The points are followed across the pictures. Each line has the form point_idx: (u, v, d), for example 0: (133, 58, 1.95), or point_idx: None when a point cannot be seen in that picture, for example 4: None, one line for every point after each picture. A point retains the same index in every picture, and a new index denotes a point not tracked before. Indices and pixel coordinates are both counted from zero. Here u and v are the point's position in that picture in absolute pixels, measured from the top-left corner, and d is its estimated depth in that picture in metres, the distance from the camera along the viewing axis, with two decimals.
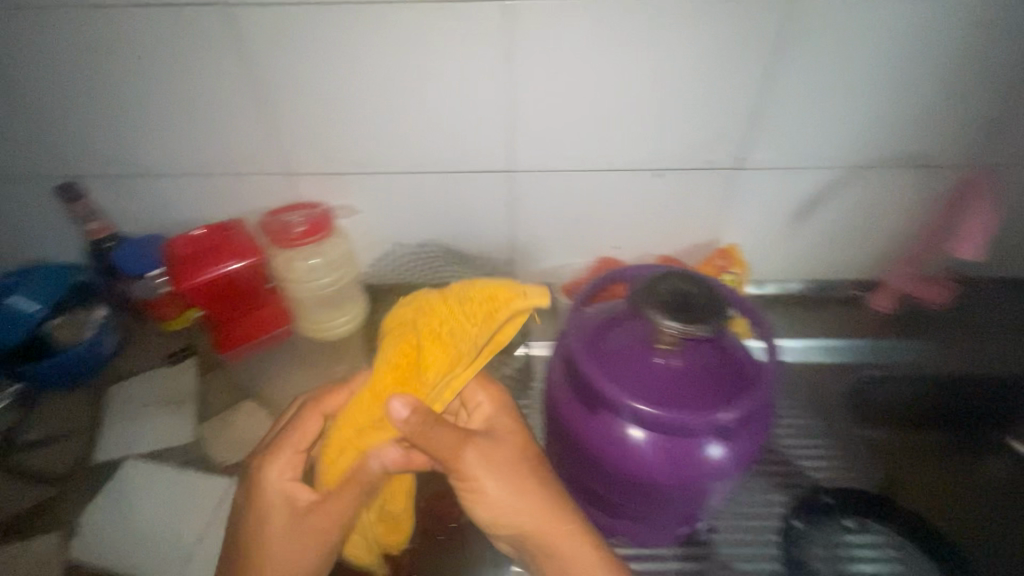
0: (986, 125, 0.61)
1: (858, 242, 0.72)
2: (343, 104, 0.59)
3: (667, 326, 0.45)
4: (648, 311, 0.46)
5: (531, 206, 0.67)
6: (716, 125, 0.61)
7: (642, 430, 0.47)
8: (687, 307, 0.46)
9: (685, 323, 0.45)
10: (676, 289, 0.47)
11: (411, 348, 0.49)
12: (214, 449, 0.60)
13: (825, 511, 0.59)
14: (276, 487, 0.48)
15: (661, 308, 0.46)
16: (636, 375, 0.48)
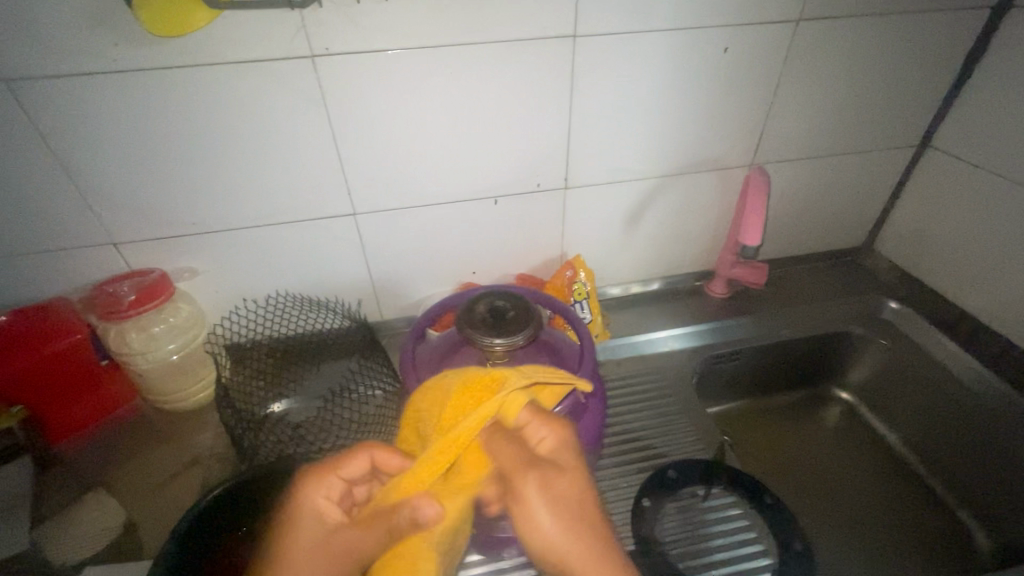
0: (761, 131, 0.72)
1: (687, 239, 0.82)
2: (164, 168, 0.58)
3: (491, 342, 0.50)
4: (472, 334, 0.51)
5: (382, 244, 0.70)
6: (538, 152, 0.66)
7: None
8: (502, 322, 0.52)
9: (506, 337, 0.51)
10: (492, 309, 0.53)
11: (477, 410, 0.44)
12: (57, 553, 0.52)
13: (674, 486, 0.64)
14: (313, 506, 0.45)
15: (480, 326, 0.52)
16: None
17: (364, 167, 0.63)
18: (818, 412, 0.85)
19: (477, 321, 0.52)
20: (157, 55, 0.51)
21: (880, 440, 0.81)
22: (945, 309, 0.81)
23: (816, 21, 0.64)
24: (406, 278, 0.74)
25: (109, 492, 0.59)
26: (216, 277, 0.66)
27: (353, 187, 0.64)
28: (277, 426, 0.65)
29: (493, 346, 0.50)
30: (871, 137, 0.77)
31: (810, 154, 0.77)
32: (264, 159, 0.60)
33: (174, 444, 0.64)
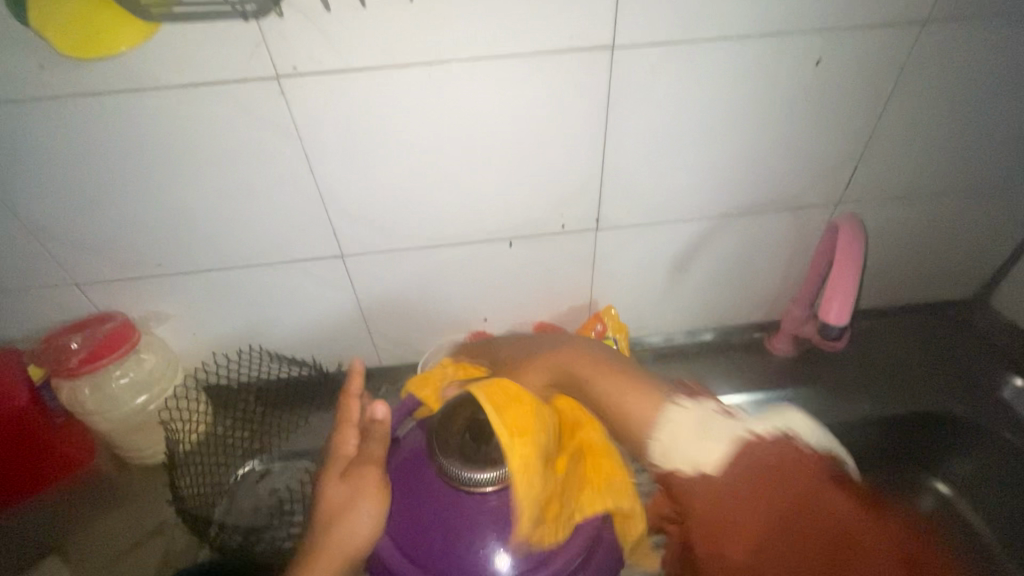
0: (854, 165, 0.56)
1: (747, 286, 0.67)
2: (119, 206, 0.50)
3: (479, 479, 0.45)
4: (440, 457, 0.46)
5: (374, 290, 0.60)
6: (561, 186, 0.54)
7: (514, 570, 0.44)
8: (476, 440, 0.47)
9: (492, 468, 0.45)
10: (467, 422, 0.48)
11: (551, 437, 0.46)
12: None
13: None
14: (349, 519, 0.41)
15: (455, 454, 0.46)
16: (469, 523, 0.45)
17: (349, 205, 0.52)
18: (905, 501, 0.65)
19: (455, 444, 0.47)
20: (91, 77, 0.42)
21: (987, 551, 0.61)
22: None
23: (945, 22, 0.47)
24: (407, 324, 0.64)
25: (63, 558, 0.54)
26: (188, 321, 0.58)
27: (339, 227, 0.54)
28: (256, 488, 0.59)
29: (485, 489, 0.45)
30: (1001, 171, 0.59)
31: (915, 191, 0.60)
32: (233, 196, 0.50)
33: (137, 504, 0.58)
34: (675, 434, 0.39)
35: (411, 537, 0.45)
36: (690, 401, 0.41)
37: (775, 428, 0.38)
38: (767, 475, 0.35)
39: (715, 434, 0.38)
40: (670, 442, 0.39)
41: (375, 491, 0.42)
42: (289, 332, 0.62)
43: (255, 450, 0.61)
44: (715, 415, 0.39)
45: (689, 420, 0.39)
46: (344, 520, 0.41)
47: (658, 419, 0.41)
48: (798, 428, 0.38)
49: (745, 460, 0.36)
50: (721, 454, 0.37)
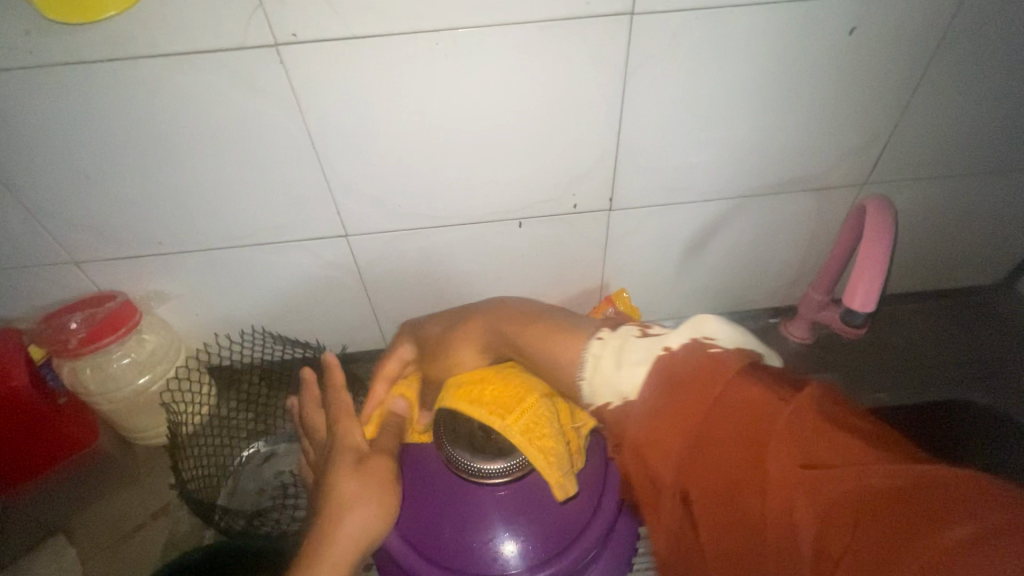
0: (883, 143, 0.53)
1: (764, 270, 0.65)
2: (117, 182, 0.48)
3: (489, 470, 0.44)
4: (450, 450, 0.46)
5: (380, 270, 0.58)
6: (573, 163, 0.51)
7: (524, 555, 0.43)
8: (484, 433, 0.47)
9: (505, 459, 0.45)
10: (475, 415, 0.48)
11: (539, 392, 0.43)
12: None
13: None
14: (353, 518, 0.39)
15: (463, 444, 0.46)
16: (476, 507, 0.44)
17: (352, 182, 0.50)
18: None
19: (464, 433, 0.47)
20: (81, 43, 0.40)
21: None
22: None
23: None
24: (413, 306, 0.62)
25: (69, 537, 0.54)
26: (191, 301, 0.57)
27: (343, 206, 0.52)
28: (258, 471, 0.59)
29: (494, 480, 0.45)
30: None
31: (947, 171, 0.57)
32: (233, 173, 0.49)
33: (141, 485, 0.57)
34: (597, 369, 0.36)
35: (418, 527, 0.44)
36: (607, 332, 0.37)
37: (693, 338, 0.32)
38: (681, 387, 0.30)
39: (633, 359, 0.34)
40: (598, 379, 0.36)
41: (378, 481, 0.42)
42: (292, 313, 0.61)
43: (257, 433, 0.61)
44: (642, 337, 0.35)
45: (610, 348, 0.36)
46: (346, 514, 0.38)
47: (583, 358, 0.37)
48: (722, 339, 0.32)
49: (662, 372, 0.32)
50: (640, 375, 0.33)
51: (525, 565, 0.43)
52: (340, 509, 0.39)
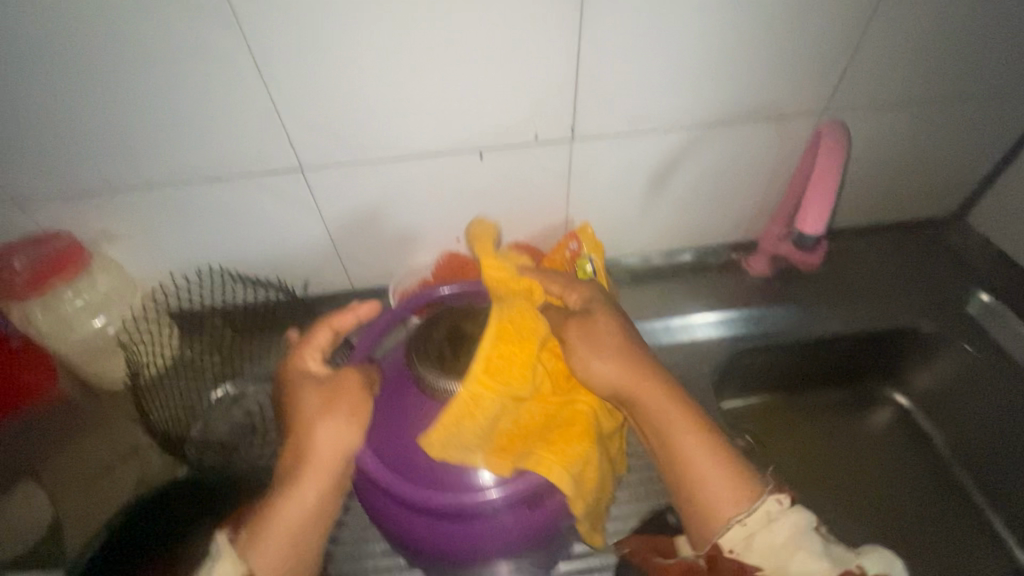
0: (841, 70, 0.53)
1: (728, 204, 0.65)
2: (52, 112, 0.46)
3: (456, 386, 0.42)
4: (417, 364, 0.43)
5: (341, 208, 0.57)
6: (532, 91, 0.50)
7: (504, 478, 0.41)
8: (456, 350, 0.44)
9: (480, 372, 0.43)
10: (447, 331, 0.46)
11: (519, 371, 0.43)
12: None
13: None
14: (324, 435, 0.40)
15: (433, 362, 0.43)
16: None
17: (302, 111, 0.49)
18: (863, 416, 0.71)
19: (434, 352, 0.44)
20: None
21: (937, 459, 0.67)
22: None
23: None
24: (379, 245, 0.62)
25: (37, 480, 0.53)
26: (142, 242, 0.55)
27: (295, 137, 0.50)
28: (229, 412, 0.58)
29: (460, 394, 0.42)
30: (992, 76, 0.56)
31: (905, 99, 0.57)
32: (178, 103, 0.47)
33: (108, 430, 0.57)
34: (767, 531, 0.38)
35: (396, 451, 0.42)
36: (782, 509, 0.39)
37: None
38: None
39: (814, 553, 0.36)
40: (760, 542, 0.38)
41: (354, 397, 0.42)
42: (254, 256, 0.60)
43: (225, 376, 0.60)
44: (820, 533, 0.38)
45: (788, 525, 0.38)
46: (315, 431, 0.40)
47: (751, 508, 0.39)
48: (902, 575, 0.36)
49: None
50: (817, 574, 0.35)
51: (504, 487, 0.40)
52: (312, 427, 0.40)
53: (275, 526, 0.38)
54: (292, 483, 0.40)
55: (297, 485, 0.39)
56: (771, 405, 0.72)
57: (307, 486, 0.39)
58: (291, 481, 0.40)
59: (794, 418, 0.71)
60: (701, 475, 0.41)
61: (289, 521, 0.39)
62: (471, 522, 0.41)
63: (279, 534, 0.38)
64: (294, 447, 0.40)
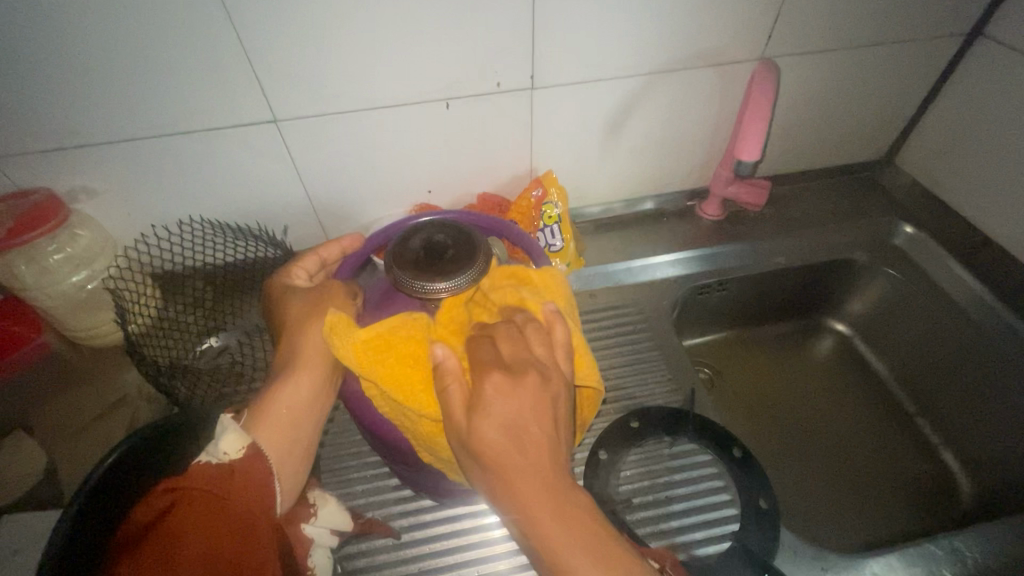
0: (775, 16, 0.58)
1: (680, 150, 0.70)
2: (21, 63, 0.46)
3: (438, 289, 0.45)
4: (395, 272, 0.46)
5: (314, 160, 0.59)
6: (494, 40, 0.54)
7: None
8: (433, 258, 0.47)
9: (454, 277, 0.45)
10: (423, 241, 0.48)
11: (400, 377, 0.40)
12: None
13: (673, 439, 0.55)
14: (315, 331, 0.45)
15: (409, 267, 0.46)
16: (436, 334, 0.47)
17: (274, 61, 0.51)
18: (808, 345, 0.78)
19: (410, 259, 0.47)
20: None
21: (872, 377, 0.74)
22: (966, 236, 0.71)
23: None
24: (353, 198, 0.64)
25: (27, 433, 0.55)
26: (120, 197, 0.57)
27: (268, 88, 0.53)
28: (215, 361, 0.61)
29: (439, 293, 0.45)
30: (911, 21, 0.62)
31: (834, 44, 0.62)
32: (151, 54, 0.48)
33: (95, 384, 0.58)
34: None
35: None
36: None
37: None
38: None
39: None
40: None
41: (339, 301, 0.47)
42: (230, 211, 0.62)
43: (209, 330, 0.62)
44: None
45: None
46: (306, 330, 0.45)
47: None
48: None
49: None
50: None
51: None
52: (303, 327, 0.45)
53: (274, 414, 0.42)
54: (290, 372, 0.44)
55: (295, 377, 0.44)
56: (726, 339, 0.78)
57: (303, 375, 0.44)
58: (289, 371, 0.44)
59: (747, 349, 0.78)
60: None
61: (288, 403, 0.43)
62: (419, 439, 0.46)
63: (278, 414, 0.43)
64: (289, 344, 0.45)
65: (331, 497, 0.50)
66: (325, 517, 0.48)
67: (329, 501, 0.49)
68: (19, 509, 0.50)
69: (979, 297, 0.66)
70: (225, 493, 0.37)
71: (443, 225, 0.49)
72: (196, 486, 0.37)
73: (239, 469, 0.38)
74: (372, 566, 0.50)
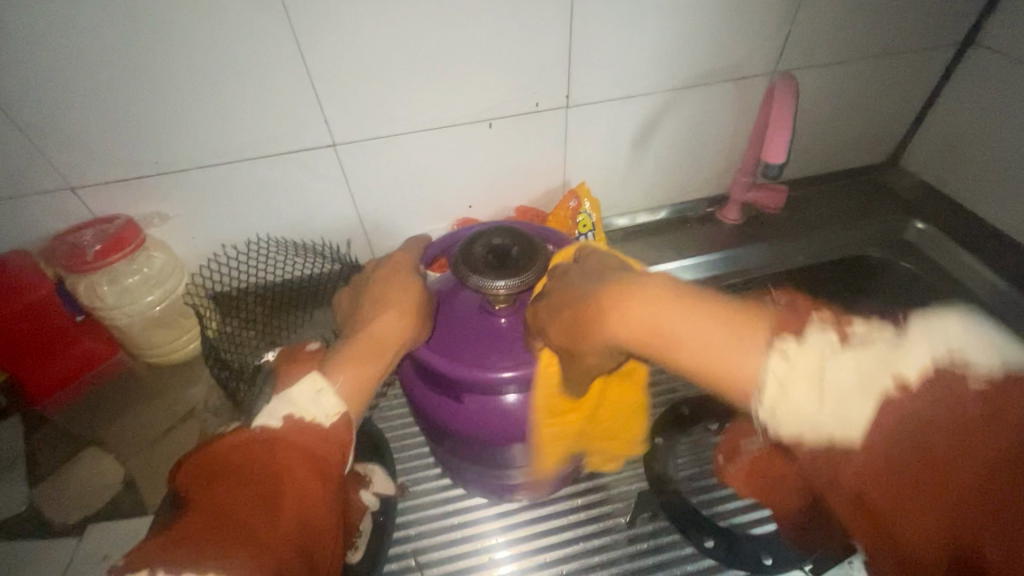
0: (787, 31, 0.63)
1: (700, 159, 0.75)
2: (113, 100, 0.51)
3: (493, 284, 0.44)
4: (464, 274, 0.45)
5: (366, 179, 0.64)
6: (533, 64, 0.59)
7: (524, 393, 0.46)
8: (500, 263, 0.46)
9: (516, 280, 0.44)
10: (489, 246, 0.48)
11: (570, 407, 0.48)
12: (77, 512, 0.53)
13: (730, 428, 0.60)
14: (381, 316, 0.47)
15: (476, 268, 0.46)
16: (472, 340, 0.47)
17: (339, 90, 0.56)
18: None
19: (479, 263, 0.46)
20: None
21: None
22: (974, 227, 0.76)
23: None
24: (401, 215, 0.68)
25: (102, 448, 0.58)
26: (192, 221, 0.60)
27: (330, 113, 0.57)
28: None
29: (497, 290, 0.44)
30: (909, 33, 0.68)
31: (840, 55, 0.68)
32: (227, 85, 0.53)
33: (163, 399, 0.62)
34: (784, 396, 0.30)
35: (423, 363, 0.47)
36: (791, 344, 0.31)
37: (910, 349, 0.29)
38: (952, 413, 0.27)
39: (840, 386, 0.29)
40: (777, 401, 0.30)
41: (407, 294, 0.49)
42: (287, 232, 0.65)
43: (269, 343, 0.63)
44: (844, 348, 0.30)
45: (799, 368, 0.30)
46: (379, 311, 0.47)
47: (760, 376, 0.31)
48: (976, 355, 0.27)
49: (888, 426, 0.28)
50: (856, 414, 0.29)
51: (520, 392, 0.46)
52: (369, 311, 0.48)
53: (357, 385, 0.44)
54: (350, 348, 0.46)
55: (354, 356, 0.45)
56: None
57: (369, 356, 0.45)
58: (358, 351, 0.45)
59: None
60: (708, 363, 0.33)
61: (360, 376, 0.44)
62: (498, 397, 0.46)
63: (354, 384, 0.44)
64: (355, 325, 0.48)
65: (376, 467, 0.56)
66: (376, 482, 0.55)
67: (377, 469, 0.56)
68: (99, 518, 0.52)
69: (997, 285, 0.69)
70: (311, 452, 0.39)
71: (500, 228, 0.50)
72: (285, 447, 0.38)
73: (331, 436, 0.40)
74: (444, 557, 0.53)
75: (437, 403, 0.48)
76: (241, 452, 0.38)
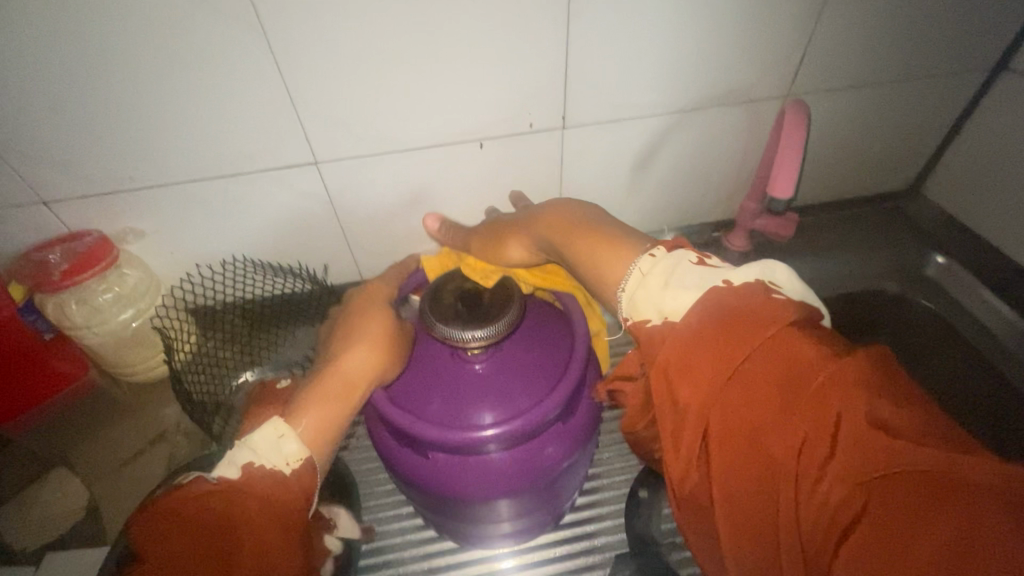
0: (802, 53, 0.59)
1: (706, 183, 0.71)
2: (82, 114, 0.49)
3: (464, 335, 0.43)
4: (433, 323, 0.45)
5: (350, 198, 0.61)
6: (527, 83, 0.56)
7: (504, 449, 0.43)
8: (469, 312, 0.45)
9: (486, 330, 0.44)
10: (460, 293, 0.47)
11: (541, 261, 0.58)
12: (39, 538, 0.52)
13: None
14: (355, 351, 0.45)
15: (446, 317, 0.45)
16: (443, 387, 0.45)
17: (321, 107, 0.53)
18: None
19: (449, 311, 0.46)
20: None
21: None
22: (998, 266, 0.71)
23: None
24: (388, 233, 0.66)
25: (70, 469, 0.57)
26: (168, 237, 0.58)
27: (311, 131, 0.54)
28: None
29: (467, 340, 0.44)
30: (935, 57, 0.63)
31: (859, 79, 0.63)
32: (203, 100, 0.50)
33: (136, 420, 0.61)
34: (643, 284, 0.40)
35: (391, 412, 0.44)
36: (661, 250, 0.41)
37: (758, 278, 0.37)
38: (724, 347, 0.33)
39: (682, 284, 0.38)
40: (641, 292, 0.40)
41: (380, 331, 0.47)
42: (267, 249, 0.63)
43: (246, 363, 0.62)
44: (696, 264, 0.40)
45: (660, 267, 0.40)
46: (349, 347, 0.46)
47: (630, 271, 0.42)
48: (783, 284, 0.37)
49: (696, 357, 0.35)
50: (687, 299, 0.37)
51: (499, 447, 0.43)
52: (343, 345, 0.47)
53: (322, 425, 0.42)
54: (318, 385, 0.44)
55: (322, 394, 0.43)
56: None
57: (337, 395, 0.43)
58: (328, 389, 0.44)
59: None
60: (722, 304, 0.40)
61: (325, 415, 0.42)
62: (475, 454, 0.43)
63: (319, 425, 0.42)
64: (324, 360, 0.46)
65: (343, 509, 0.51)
66: (344, 527, 0.50)
67: (343, 511, 0.51)
68: (59, 547, 0.51)
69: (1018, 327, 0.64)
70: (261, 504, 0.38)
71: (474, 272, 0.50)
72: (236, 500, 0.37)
73: (285, 483, 0.39)
74: None
75: (404, 458, 0.45)
76: (198, 500, 0.37)
